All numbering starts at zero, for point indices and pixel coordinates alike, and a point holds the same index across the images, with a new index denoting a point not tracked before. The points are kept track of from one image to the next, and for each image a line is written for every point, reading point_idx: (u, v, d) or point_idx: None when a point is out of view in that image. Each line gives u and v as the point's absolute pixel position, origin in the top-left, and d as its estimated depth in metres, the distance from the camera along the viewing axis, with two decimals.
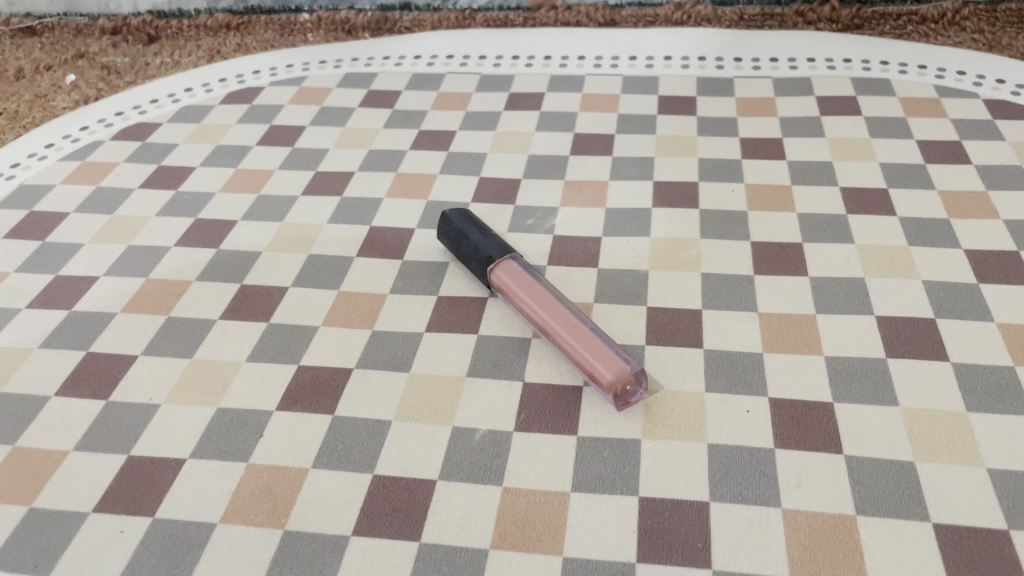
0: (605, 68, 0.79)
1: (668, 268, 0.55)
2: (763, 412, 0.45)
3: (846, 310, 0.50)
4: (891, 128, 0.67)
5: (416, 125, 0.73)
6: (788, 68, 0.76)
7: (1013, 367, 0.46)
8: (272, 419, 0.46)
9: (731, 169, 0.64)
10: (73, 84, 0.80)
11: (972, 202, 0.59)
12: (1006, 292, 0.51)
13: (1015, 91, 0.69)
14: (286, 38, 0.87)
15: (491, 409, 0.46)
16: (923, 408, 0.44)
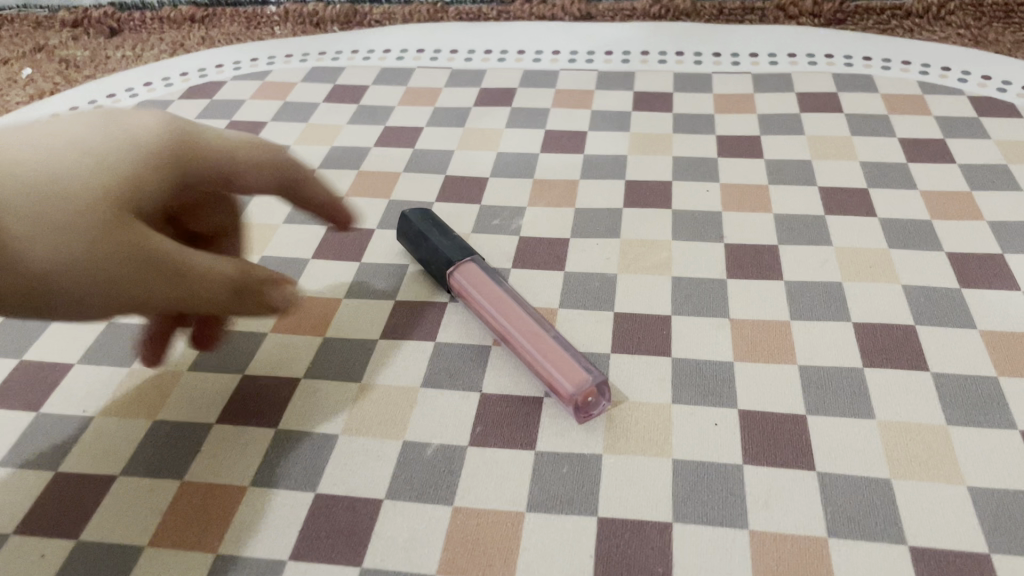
0: (580, 63, 0.76)
1: (637, 272, 0.52)
2: (733, 425, 0.42)
3: (823, 316, 0.48)
4: (873, 126, 0.65)
5: (381, 121, 0.70)
6: (769, 63, 0.73)
7: (997, 378, 0.44)
8: (213, 434, 0.43)
9: (706, 168, 0.62)
10: (29, 79, 0.77)
11: (956, 202, 0.56)
12: (990, 298, 0.48)
13: (1001, 88, 0.67)
14: (252, 31, 0.84)
15: (445, 421, 0.43)
16: (901, 422, 0.42)
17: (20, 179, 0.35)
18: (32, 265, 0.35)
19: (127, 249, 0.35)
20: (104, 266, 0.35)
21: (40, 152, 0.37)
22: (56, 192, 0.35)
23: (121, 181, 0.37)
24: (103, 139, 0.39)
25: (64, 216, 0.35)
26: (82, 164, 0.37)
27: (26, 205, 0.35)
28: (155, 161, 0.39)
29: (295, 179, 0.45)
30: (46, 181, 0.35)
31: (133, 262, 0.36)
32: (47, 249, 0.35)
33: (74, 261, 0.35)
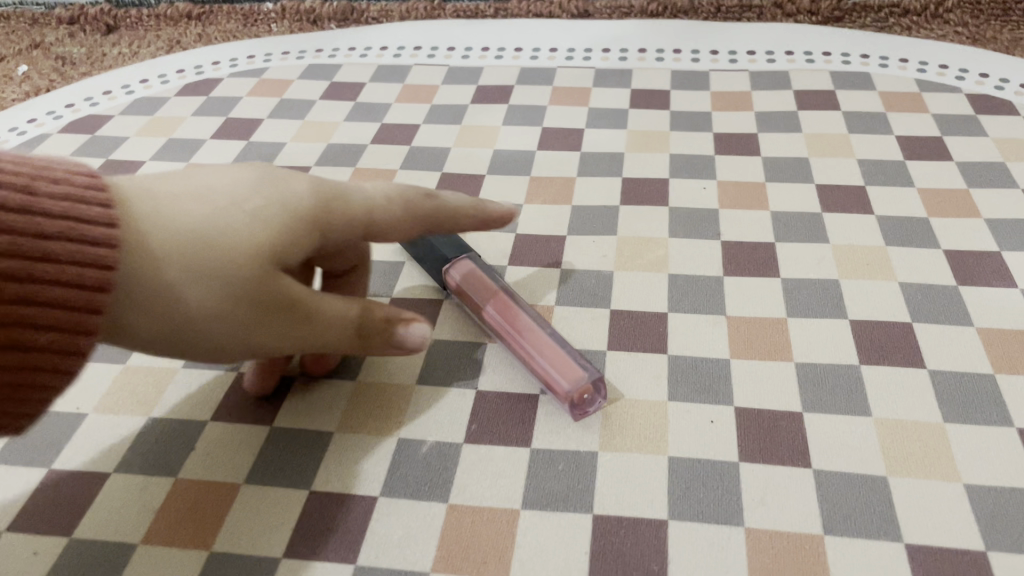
0: (577, 60, 0.76)
1: (634, 269, 0.52)
2: (729, 422, 0.42)
3: (819, 314, 0.48)
4: (870, 123, 0.65)
5: (378, 118, 0.70)
6: (766, 61, 0.73)
7: (994, 375, 0.44)
8: (208, 431, 0.43)
9: (703, 166, 0.62)
10: (25, 75, 0.77)
11: (953, 200, 0.56)
12: (987, 295, 0.48)
13: (999, 86, 0.67)
14: (249, 28, 0.83)
15: (440, 418, 0.43)
16: (897, 419, 0.42)
17: (167, 228, 0.34)
18: (175, 314, 0.34)
19: (270, 298, 0.35)
20: (247, 315, 0.35)
21: (187, 200, 0.36)
22: (204, 241, 0.35)
23: (274, 232, 0.36)
24: (250, 187, 0.37)
25: (211, 268, 0.34)
26: (234, 213, 0.36)
27: (176, 255, 0.34)
28: (305, 211, 0.38)
29: (433, 225, 0.44)
30: (195, 230, 0.35)
31: (269, 308, 0.36)
32: (191, 299, 0.34)
33: (217, 312, 0.34)
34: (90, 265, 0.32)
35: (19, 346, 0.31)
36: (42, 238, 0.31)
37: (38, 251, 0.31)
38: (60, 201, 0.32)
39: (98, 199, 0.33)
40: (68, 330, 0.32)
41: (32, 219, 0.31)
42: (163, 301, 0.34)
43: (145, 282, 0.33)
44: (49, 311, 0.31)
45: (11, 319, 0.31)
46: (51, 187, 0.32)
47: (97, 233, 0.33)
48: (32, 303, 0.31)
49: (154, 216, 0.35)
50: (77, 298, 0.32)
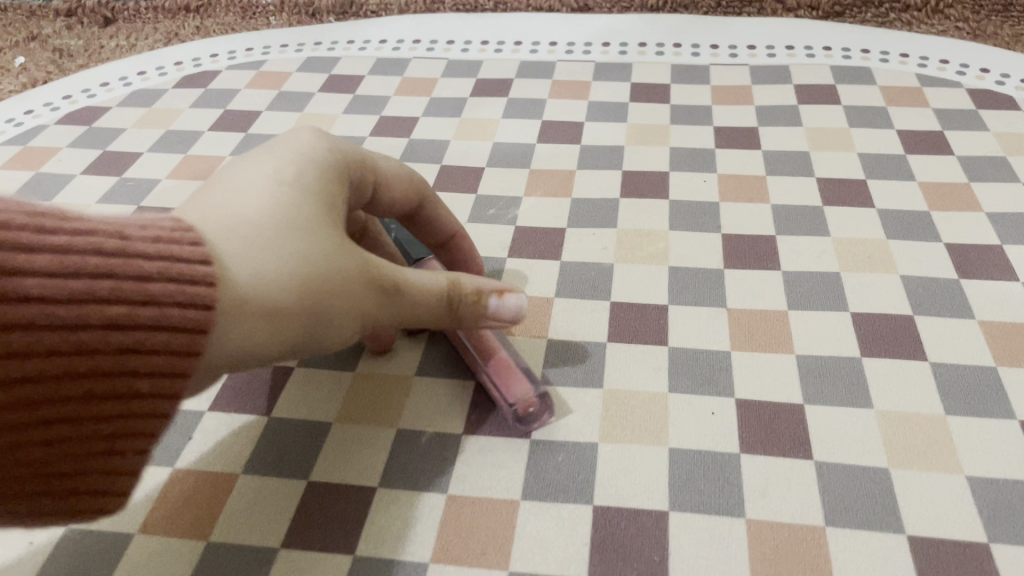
0: (577, 54, 0.76)
1: (634, 262, 0.52)
2: (730, 414, 0.42)
3: (821, 306, 0.48)
4: (871, 117, 0.64)
5: (377, 110, 0.69)
6: (766, 55, 0.73)
7: (995, 367, 0.43)
8: (205, 421, 0.43)
9: (704, 159, 0.62)
10: (21, 67, 0.77)
11: (954, 193, 0.56)
12: (989, 288, 0.48)
13: (1000, 80, 0.67)
14: (248, 22, 0.83)
15: (439, 410, 0.43)
16: (899, 412, 0.41)
17: (252, 233, 0.33)
18: (299, 314, 0.33)
19: (367, 274, 0.35)
20: (353, 296, 0.35)
21: (249, 199, 0.35)
22: (292, 235, 0.34)
23: (332, 214, 0.36)
24: (276, 167, 0.37)
25: (312, 260, 0.34)
26: (282, 193, 0.35)
27: (278, 256, 0.33)
28: (337, 181, 0.38)
29: (426, 211, 0.45)
30: (280, 228, 0.34)
31: (369, 284, 0.36)
32: (298, 286, 0.33)
33: (328, 292, 0.34)
34: (195, 304, 0.30)
35: (123, 396, 0.29)
36: (145, 279, 0.29)
37: (141, 294, 0.29)
38: (153, 243, 0.30)
39: (187, 238, 0.31)
40: (171, 376, 0.30)
41: (130, 261, 0.29)
42: (285, 304, 0.33)
43: (261, 289, 0.32)
44: (153, 359, 0.29)
45: (118, 368, 0.28)
46: (141, 232, 0.30)
47: (197, 269, 0.30)
48: (136, 351, 0.29)
49: (230, 225, 0.33)
50: (182, 341, 0.30)
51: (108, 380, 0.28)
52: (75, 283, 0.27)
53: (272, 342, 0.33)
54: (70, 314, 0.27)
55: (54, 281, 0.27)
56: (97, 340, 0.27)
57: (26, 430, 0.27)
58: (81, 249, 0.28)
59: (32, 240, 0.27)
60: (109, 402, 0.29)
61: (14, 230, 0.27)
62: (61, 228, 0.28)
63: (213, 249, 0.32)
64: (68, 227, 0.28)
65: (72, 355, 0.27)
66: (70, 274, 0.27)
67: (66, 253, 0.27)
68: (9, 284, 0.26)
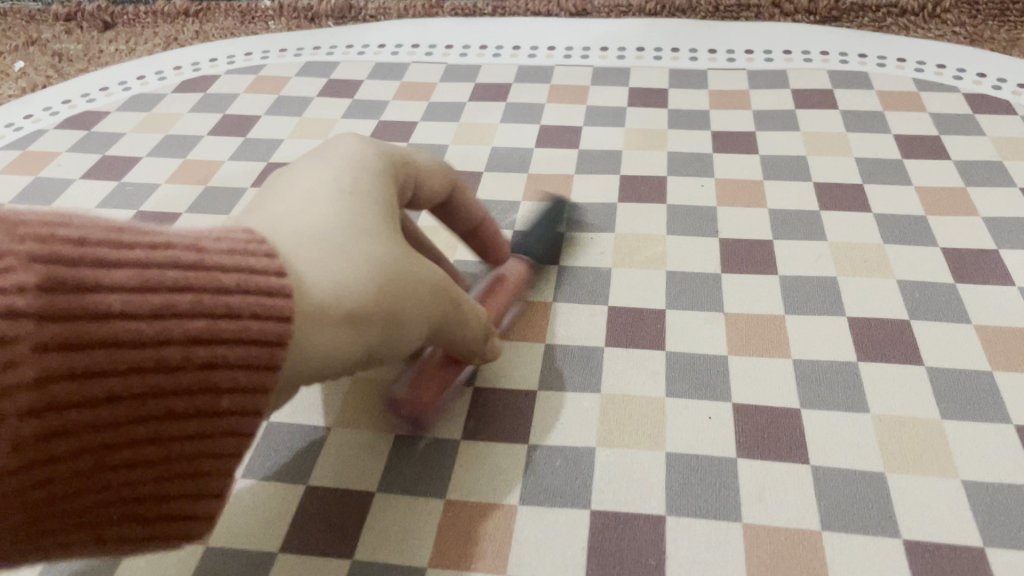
0: (575, 58, 0.76)
1: (632, 266, 0.52)
2: (726, 419, 0.42)
3: (817, 310, 0.48)
4: (869, 122, 0.65)
5: (376, 115, 0.69)
6: (764, 60, 0.73)
7: (991, 372, 0.44)
8: None
9: (701, 163, 0.62)
10: (21, 71, 0.77)
11: (951, 198, 0.56)
12: (986, 293, 0.48)
13: (996, 85, 0.67)
14: (247, 26, 0.83)
15: (436, 415, 0.43)
16: (895, 416, 0.42)
17: (323, 238, 0.32)
18: (374, 324, 0.32)
19: (425, 278, 0.35)
20: (418, 300, 0.34)
21: (309, 204, 0.33)
22: (360, 240, 0.33)
23: (388, 218, 0.35)
24: (332, 170, 0.36)
25: (382, 264, 0.33)
26: (344, 197, 0.34)
27: (355, 265, 0.32)
28: (388, 182, 0.37)
29: (457, 200, 0.44)
30: (348, 233, 0.32)
31: (428, 288, 0.35)
32: (377, 293, 0.32)
33: (400, 299, 0.33)
34: (275, 318, 0.28)
35: (204, 414, 0.27)
36: (224, 293, 0.27)
37: (222, 308, 0.27)
38: (228, 255, 0.28)
39: (261, 250, 0.29)
40: (250, 391, 0.28)
41: (209, 274, 0.27)
42: (362, 310, 0.31)
43: (343, 297, 0.31)
44: (234, 375, 0.27)
45: (198, 386, 0.27)
46: (214, 244, 0.28)
47: (273, 283, 0.29)
48: (218, 367, 0.27)
49: (297, 233, 0.32)
50: (262, 355, 0.28)
51: (189, 399, 0.27)
52: (158, 298, 0.25)
53: (351, 352, 0.32)
54: (152, 330, 0.25)
55: (136, 296, 0.25)
56: (179, 357, 0.26)
57: (103, 457, 0.25)
58: (160, 263, 0.26)
59: (112, 255, 0.25)
60: (189, 420, 0.27)
61: (91, 245, 0.24)
62: (139, 241, 0.26)
63: (287, 256, 0.31)
64: (146, 240, 0.26)
65: (154, 373, 0.25)
66: (151, 288, 0.25)
67: (146, 267, 0.25)
68: (93, 302, 0.24)
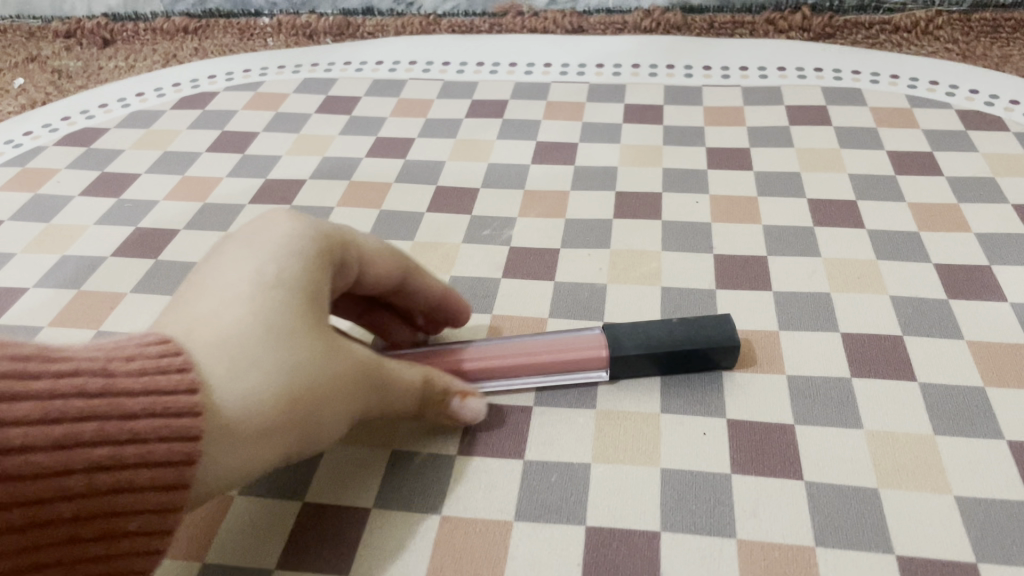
0: (571, 75, 0.77)
1: (627, 283, 0.53)
2: (721, 434, 0.42)
3: (810, 326, 0.48)
4: (862, 139, 0.65)
5: (373, 132, 0.70)
6: (758, 76, 0.74)
7: (984, 388, 0.44)
8: None
9: (696, 179, 0.62)
10: (21, 89, 0.78)
11: (943, 214, 0.57)
12: (978, 309, 0.49)
13: (988, 102, 0.68)
14: (245, 43, 0.84)
15: (432, 431, 0.44)
16: (888, 431, 0.42)
17: (240, 346, 0.33)
18: (289, 428, 0.34)
19: (350, 373, 0.36)
20: (339, 399, 0.36)
21: (232, 306, 0.34)
22: (279, 345, 0.34)
23: (317, 313, 0.36)
24: (260, 262, 0.36)
25: (301, 371, 0.34)
26: (268, 296, 0.35)
27: (269, 374, 0.33)
28: (321, 271, 0.38)
29: (411, 284, 0.45)
30: (266, 340, 0.33)
31: (352, 384, 0.36)
32: (289, 398, 0.33)
33: (316, 400, 0.34)
34: (182, 439, 0.30)
35: (109, 535, 0.29)
36: (129, 418, 0.29)
37: (127, 433, 0.29)
38: (139, 377, 0.30)
39: (173, 366, 0.31)
40: (160, 512, 0.30)
41: (115, 401, 0.29)
42: (274, 419, 0.33)
43: (252, 411, 0.32)
44: (141, 496, 0.29)
45: (104, 509, 0.29)
46: (126, 365, 0.30)
47: (182, 402, 0.30)
48: (123, 490, 0.29)
49: (215, 342, 0.33)
50: (171, 476, 0.30)
51: (93, 522, 0.29)
52: (60, 429, 0.27)
53: (265, 458, 0.33)
54: (55, 462, 0.27)
55: (37, 430, 0.27)
56: (81, 484, 0.28)
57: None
58: (65, 393, 0.28)
59: (17, 388, 0.27)
60: (95, 541, 0.29)
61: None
62: (47, 371, 0.28)
63: (201, 370, 0.32)
64: (53, 368, 0.28)
65: (58, 501, 0.28)
66: (54, 420, 0.27)
67: (50, 399, 0.27)
68: None
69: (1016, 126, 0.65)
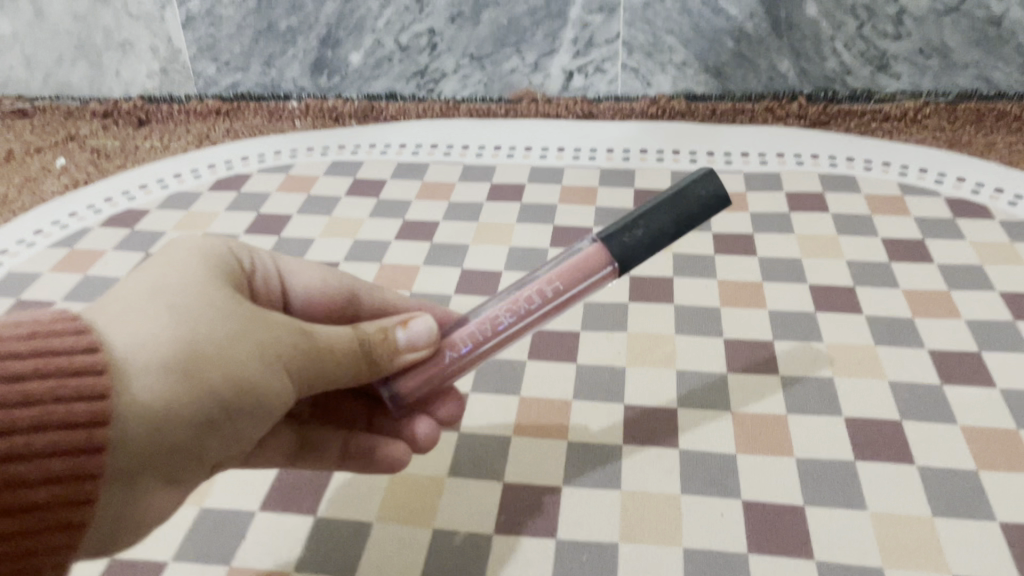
0: (583, 160, 0.81)
1: (644, 365, 0.57)
2: (737, 514, 0.46)
3: (815, 410, 0.52)
4: (858, 226, 0.70)
5: (400, 215, 0.74)
6: (759, 162, 0.79)
7: (977, 471, 0.48)
8: (257, 521, 0.47)
9: (704, 265, 0.67)
10: (63, 169, 0.82)
11: (935, 301, 0.61)
12: (969, 394, 0.53)
13: (975, 189, 0.73)
14: (274, 123, 0.89)
15: (470, 510, 0.47)
16: (890, 513, 0.46)
17: (136, 304, 0.38)
18: (200, 365, 0.37)
19: (258, 322, 0.40)
20: (250, 340, 0.39)
21: (130, 284, 0.40)
22: (172, 302, 0.38)
23: (212, 283, 0.41)
24: (156, 255, 0.42)
25: (195, 318, 0.38)
26: (162, 272, 0.40)
27: (165, 321, 0.37)
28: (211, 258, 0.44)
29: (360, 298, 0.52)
30: (159, 299, 0.38)
31: (262, 330, 0.40)
32: (191, 337, 0.37)
33: (221, 342, 0.38)
34: (81, 399, 0.34)
35: (25, 508, 0.33)
36: (21, 380, 0.33)
37: (19, 397, 0.33)
38: (29, 341, 0.34)
39: (66, 330, 0.35)
40: (70, 477, 0.33)
41: (4, 364, 0.33)
42: (177, 354, 0.37)
43: (150, 347, 0.36)
44: (46, 463, 0.33)
45: (9, 478, 0.32)
46: (17, 331, 0.34)
47: (77, 362, 0.34)
48: (25, 457, 0.32)
49: (115, 307, 0.38)
50: (79, 438, 0.33)
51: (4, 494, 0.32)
52: None
53: (183, 395, 0.36)
54: None
55: None
56: None
57: None
58: None
59: None
60: (27, 510, 0.33)
61: None
62: None
63: (99, 325, 0.36)
64: None
65: None
66: None
67: None
68: None
69: (1001, 214, 0.70)
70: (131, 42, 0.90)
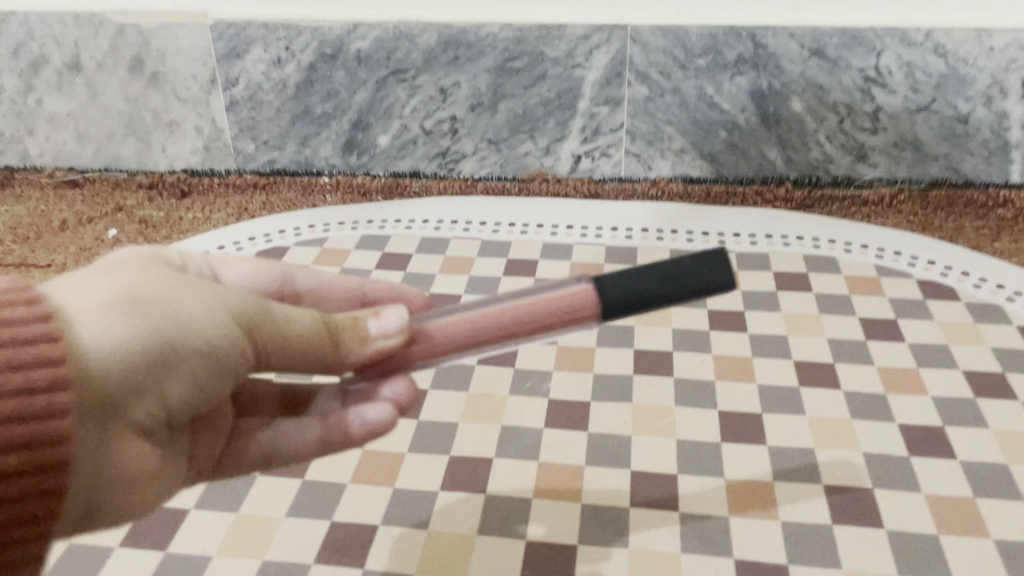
0: (590, 238, 0.89)
1: (648, 434, 0.64)
2: (729, 571, 0.53)
3: (798, 477, 0.60)
4: (839, 306, 0.78)
5: (425, 288, 0.82)
6: (749, 243, 0.87)
7: (937, 536, 0.55)
8: (312, 573, 0.54)
9: (701, 340, 0.74)
10: (115, 239, 0.90)
11: (906, 378, 0.69)
12: (933, 464, 0.60)
13: (944, 272, 0.81)
14: (307, 198, 0.97)
15: (497, 565, 0.54)
16: (861, 571, 0.53)
17: (85, 278, 0.44)
18: (143, 312, 0.43)
19: (203, 287, 0.46)
20: (195, 297, 0.45)
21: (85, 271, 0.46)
22: (118, 274, 0.45)
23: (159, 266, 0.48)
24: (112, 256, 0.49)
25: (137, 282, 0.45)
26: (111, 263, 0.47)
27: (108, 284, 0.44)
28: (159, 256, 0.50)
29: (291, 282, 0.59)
30: (106, 274, 0.45)
31: (207, 292, 0.46)
32: (130, 291, 0.43)
33: (163, 297, 0.44)
34: (36, 367, 0.38)
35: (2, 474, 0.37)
36: None
37: None
38: None
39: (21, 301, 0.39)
40: (39, 440, 0.38)
41: None
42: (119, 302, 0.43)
43: (93, 300, 0.42)
44: (11, 429, 0.37)
45: None
46: None
47: (31, 332, 0.38)
48: None
49: (67, 283, 0.44)
50: (38, 403, 0.38)
51: None
52: None
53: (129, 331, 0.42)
54: None
55: None
56: None
57: None
58: None
59: None
60: (4, 477, 0.37)
61: None
62: None
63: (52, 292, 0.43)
64: None
65: None
66: None
67: None
68: None
69: (966, 296, 0.78)
70: (178, 122, 0.98)
